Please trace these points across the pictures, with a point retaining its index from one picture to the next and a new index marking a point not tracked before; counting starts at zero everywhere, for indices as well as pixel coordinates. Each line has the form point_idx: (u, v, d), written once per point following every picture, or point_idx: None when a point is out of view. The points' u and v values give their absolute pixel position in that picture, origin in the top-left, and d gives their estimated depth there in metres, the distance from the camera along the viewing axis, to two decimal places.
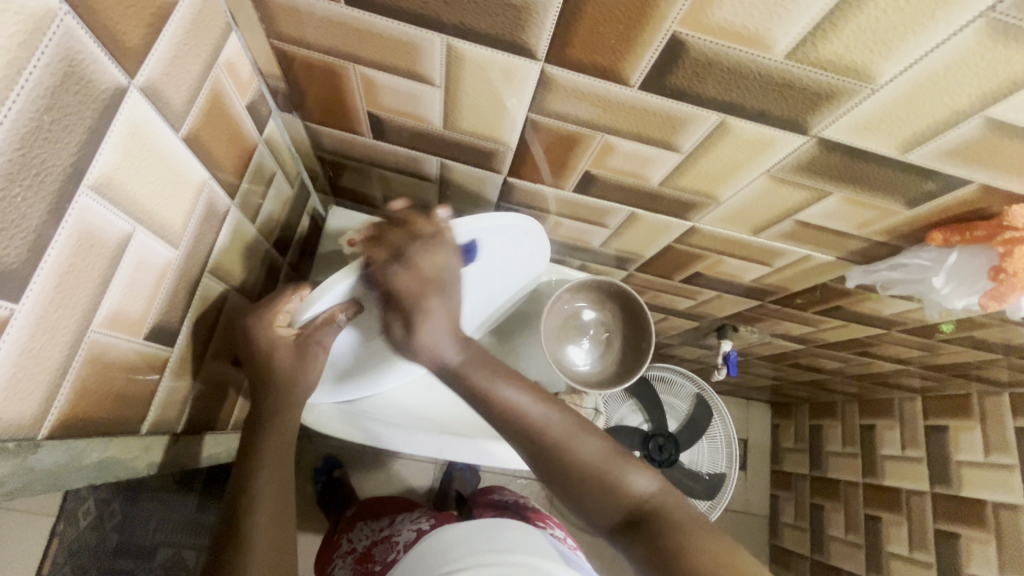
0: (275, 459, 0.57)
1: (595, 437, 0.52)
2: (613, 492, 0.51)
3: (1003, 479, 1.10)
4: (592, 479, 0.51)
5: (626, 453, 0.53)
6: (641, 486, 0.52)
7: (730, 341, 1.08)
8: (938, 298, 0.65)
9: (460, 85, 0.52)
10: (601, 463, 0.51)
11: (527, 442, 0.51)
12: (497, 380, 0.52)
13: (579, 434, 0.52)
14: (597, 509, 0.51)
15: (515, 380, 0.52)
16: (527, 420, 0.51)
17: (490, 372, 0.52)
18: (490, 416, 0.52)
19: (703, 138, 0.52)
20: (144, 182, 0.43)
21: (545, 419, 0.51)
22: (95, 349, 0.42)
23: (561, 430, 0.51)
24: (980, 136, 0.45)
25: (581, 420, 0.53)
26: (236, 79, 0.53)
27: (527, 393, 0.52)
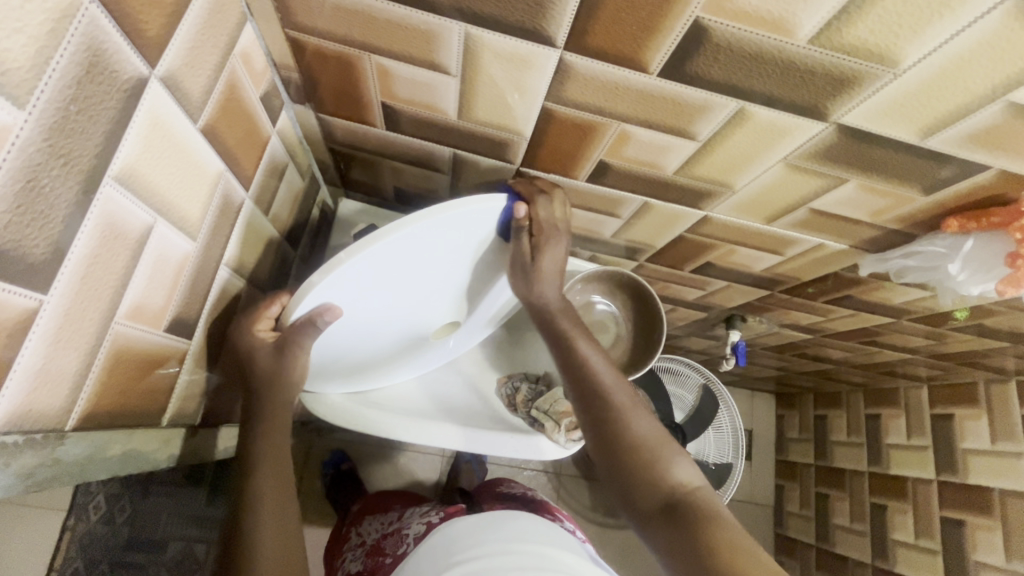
0: (274, 459, 0.57)
1: (650, 419, 0.61)
2: (654, 467, 0.58)
3: (1008, 466, 1.10)
4: (640, 449, 0.59)
5: (675, 445, 0.60)
6: (680, 477, 0.58)
7: (738, 331, 1.09)
8: (953, 285, 0.65)
9: (476, 75, 0.51)
10: (651, 440, 0.60)
11: (592, 399, 0.63)
12: (581, 341, 0.66)
13: (638, 411, 0.62)
14: (636, 484, 0.58)
15: (596, 347, 0.66)
16: (596, 379, 0.63)
17: (577, 331, 0.66)
18: (568, 370, 0.65)
19: (720, 126, 0.52)
20: (165, 174, 0.43)
21: (613, 386, 0.63)
22: (119, 341, 0.42)
23: (622, 401, 0.62)
24: (1001, 120, 0.45)
25: (642, 403, 0.63)
26: (251, 70, 0.53)
27: (603, 361, 0.65)
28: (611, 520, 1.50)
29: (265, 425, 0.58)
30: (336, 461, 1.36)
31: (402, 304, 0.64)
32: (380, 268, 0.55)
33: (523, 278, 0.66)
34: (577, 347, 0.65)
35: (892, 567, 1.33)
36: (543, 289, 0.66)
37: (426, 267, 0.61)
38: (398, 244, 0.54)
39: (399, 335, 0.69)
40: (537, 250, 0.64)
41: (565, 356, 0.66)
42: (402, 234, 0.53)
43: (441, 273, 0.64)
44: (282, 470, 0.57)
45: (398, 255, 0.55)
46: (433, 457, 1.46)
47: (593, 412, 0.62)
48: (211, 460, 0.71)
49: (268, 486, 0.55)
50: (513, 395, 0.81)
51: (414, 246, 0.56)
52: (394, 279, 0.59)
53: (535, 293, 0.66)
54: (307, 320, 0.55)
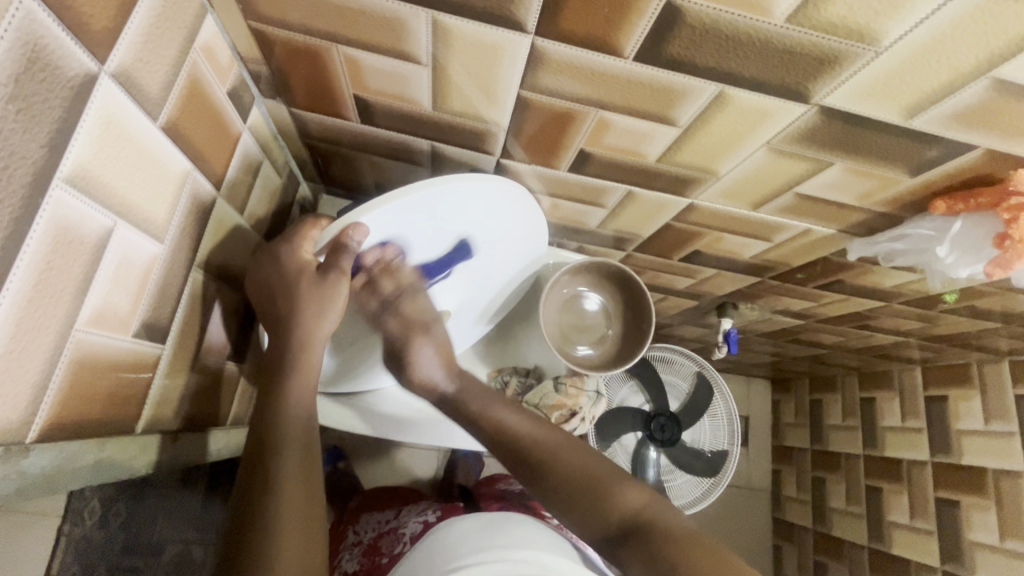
0: (298, 450, 0.54)
1: (583, 457, 0.59)
2: (604, 505, 0.56)
3: (1002, 446, 1.11)
4: (584, 490, 0.57)
5: (618, 471, 0.59)
6: (634, 502, 0.56)
7: (730, 319, 1.08)
8: (942, 268, 0.64)
9: (449, 64, 0.50)
10: (591, 474, 0.58)
11: (519, 460, 0.59)
12: (491, 404, 0.64)
13: (568, 450, 0.59)
14: (587, 524, 0.56)
15: (508, 405, 0.64)
16: (518, 438, 0.60)
17: (484, 398, 0.65)
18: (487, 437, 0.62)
19: (702, 110, 0.50)
20: (123, 174, 0.41)
21: (540, 437, 0.61)
22: (82, 348, 0.41)
23: (550, 449, 0.59)
24: (986, 98, 0.44)
25: (570, 442, 0.60)
26: (214, 64, 0.51)
27: (520, 416, 0.62)
28: None
29: (280, 413, 0.55)
30: (331, 460, 1.35)
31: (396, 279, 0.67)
32: (402, 223, 0.59)
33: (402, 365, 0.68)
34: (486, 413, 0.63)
35: (888, 549, 1.33)
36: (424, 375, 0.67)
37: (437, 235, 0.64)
38: (415, 207, 0.58)
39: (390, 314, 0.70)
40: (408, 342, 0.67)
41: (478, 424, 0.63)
42: (427, 193, 0.57)
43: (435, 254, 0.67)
44: (307, 465, 0.53)
45: (423, 212, 0.59)
46: (429, 453, 1.46)
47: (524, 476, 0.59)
48: (202, 462, 0.69)
49: (289, 482, 0.51)
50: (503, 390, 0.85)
51: (435, 209, 0.60)
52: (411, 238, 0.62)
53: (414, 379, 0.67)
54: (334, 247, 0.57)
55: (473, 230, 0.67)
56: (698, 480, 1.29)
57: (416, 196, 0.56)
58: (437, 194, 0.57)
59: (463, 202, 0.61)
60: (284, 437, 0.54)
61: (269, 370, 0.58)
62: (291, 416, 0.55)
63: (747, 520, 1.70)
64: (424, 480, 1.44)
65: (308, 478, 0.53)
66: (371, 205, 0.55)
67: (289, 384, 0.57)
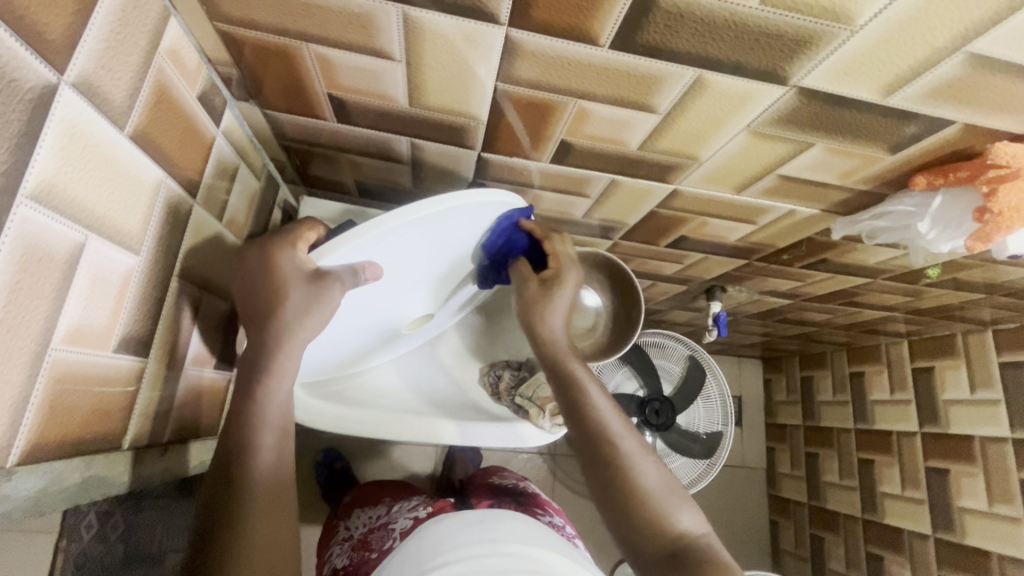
0: (267, 485, 0.53)
1: (653, 465, 0.63)
2: (658, 519, 0.60)
3: (989, 414, 1.13)
4: (644, 497, 0.61)
5: (678, 493, 0.63)
6: (684, 525, 0.60)
7: (718, 302, 1.09)
8: (924, 243, 0.64)
9: (424, 58, 0.49)
10: (660, 487, 0.62)
11: (598, 443, 0.63)
12: (589, 382, 0.67)
13: (645, 458, 0.63)
14: (642, 531, 0.60)
15: (603, 390, 0.67)
16: (604, 424, 0.64)
17: (583, 371, 0.67)
18: (576, 410, 0.65)
19: (680, 96, 0.50)
20: (90, 187, 0.40)
21: (622, 434, 0.64)
22: (59, 366, 0.40)
23: (628, 448, 0.63)
24: (961, 73, 0.44)
25: (646, 448, 0.64)
26: (181, 68, 0.50)
27: (611, 403, 0.66)
28: None
29: (253, 448, 0.53)
30: (329, 460, 1.36)
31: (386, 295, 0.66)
32: (405, 237, 0.58)
33: (528, 307, 0.70)
34: (583, 392, 0.66)
35: (881, 519, 1.36)
36: (552, 322, 0.69)
37: (436, 244, 0.64)
38: (413, 225, 0.56)
39: (373, 320, 0.70)
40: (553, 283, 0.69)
41: (574, 401, 0.66)
42: (439, 210, 0.56)
43: (426, 264, 0.67)
44: (282, 502, 0.53)
45: (433, 226, 0.59)
46: (426, 449, 1.47)
47: (598, 458, 0.63)
48: (185, 476, 0.68)
49: (262, 523, 0.51)
50: (496, 384, 0.87)
51: (441, 223, 0.59)
52: (413, 250, 0.61)
53: (545, 324, 0.69)
54: (348, 269, 0.55)
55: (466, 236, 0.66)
56: (693, 462, 1.30)
57: (437, 209, 0.56)
58: (450, 210, 0.57)
59: (463, 212, 0.60)
60: (256, 473, 0.52)
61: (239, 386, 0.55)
62: (265, 438, 0.53)
63: (743, 498, 1.73)
64: (422, 476, 1.45)
65: (282, 511, 0.53)
66: (393, 215, 0.54)
67: (269, 402, 0.54)
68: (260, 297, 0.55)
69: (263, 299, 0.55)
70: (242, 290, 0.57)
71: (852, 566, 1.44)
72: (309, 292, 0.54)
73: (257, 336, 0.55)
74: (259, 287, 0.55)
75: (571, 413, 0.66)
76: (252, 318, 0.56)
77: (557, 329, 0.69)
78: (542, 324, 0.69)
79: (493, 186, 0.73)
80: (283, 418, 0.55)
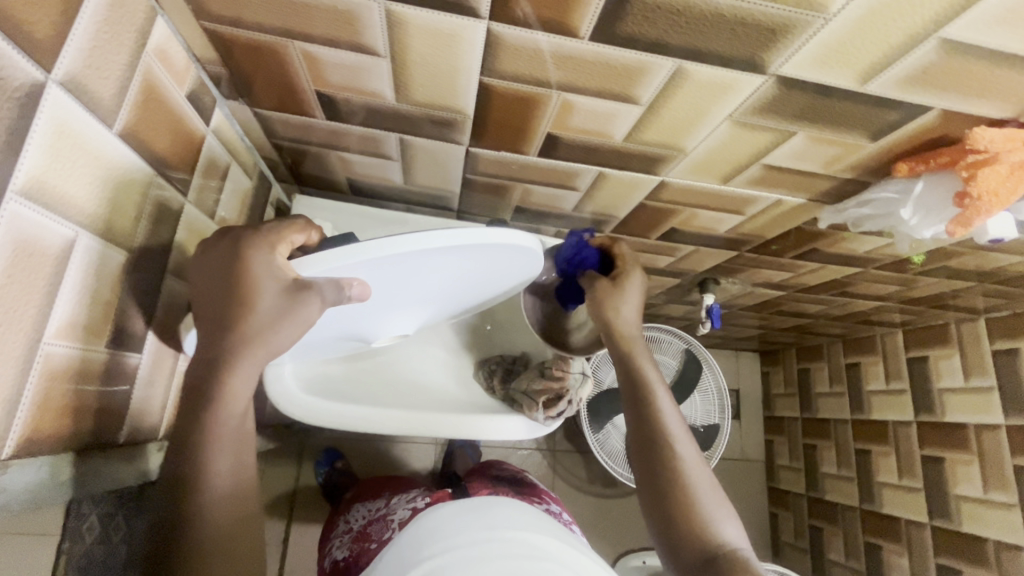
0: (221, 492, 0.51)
1: (706, 475, 0.65)
2: (705, 526, 0.61)
3: (982, 402, 1.14)
4: (692, 502, 0.62)
5: (726, 507, 0.64)
6: (727, 538, 0.61)
7: (712, 294, 1.10)
8: (907, 230, 0.64)
9: (409, 53, 0.49)
10: (706, 495, 0.63)
11: (656, 442, 0.66)
12: (657, 384, 0.69)
13: (699, 467, 0.65)
14: (682, 533, 0.61)
15: (669, 395, 0.69)
16: (666, 425, 0.66)
17: (654, 373, 0.70)
18: (641, 406, 0.68)
19: (662, 87, 0.50)
20: (79, 183, 0.41)
21: (681, 439, 0.66)
22: (52, 361, 0.41)
23: (685, 454, 0.65)
24: (936, 59, 0.44)
25: (701, 458, 0.66)
26: (169, 67, 0.51)
27: (675, 408, 0.69)
28: (596, 489, 1.62)
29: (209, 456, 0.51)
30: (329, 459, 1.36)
31: (369, 311, 0.63)
32: (406, 264, 0.54)
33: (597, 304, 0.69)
34: (649, 392, 0.68)
35: (878, 509, 1.37)
36: (624, 314, 0.69)
37: (436, 272, 0.60)
38: (420, 254, 0.52)
39: (352, 327, 0.67)
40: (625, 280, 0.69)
41: (636, 397, 0.69)
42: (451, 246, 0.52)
43: (420, 287, 0.63)
44: (243, 504, 0.53)
45: (431, 258, 0.54)
46: (426, 447, 1.47)
47: (654, 455, 0.65)
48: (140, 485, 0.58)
49: (217, 531, 0.50)
50: (490, 378, 0.87)
51: (449, 256, 0.55)
52: (408, 276, 0.58)
53: (617, 315, 0.68)
54: (331, 281, 0.51)
55: (470, 268, 0.62)
56: None
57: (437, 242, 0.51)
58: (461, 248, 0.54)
59: (475, 251, 0.56)
60: (213, 481, 0.51)
61: (189, 391, 0.51)
62: (220, 439, 0.51)
63: (742, 491, 1.74)
64: (423, 474, 1.46)
65: (242, 516, 0.52)
66: (394, 240, 0.50)
67: (230, 409, 0.52)
68: (226, 299, 0.51)
69: (230, 303, 0.51)
70: (202, 287, 0.52)
71: (851, 556, 1.45)
72: (284, 304, 0.50)
73: (218, 342, 0.51)
74: (222, 287, 0.51)
75: (636, 408, 0.68)
76: (213, 319, 0.52)
77: (632, 321, 0.70)
78: (616, 316, 0.68)
79: (483, 181, 0.74)
80: (242, 422, 0.53)
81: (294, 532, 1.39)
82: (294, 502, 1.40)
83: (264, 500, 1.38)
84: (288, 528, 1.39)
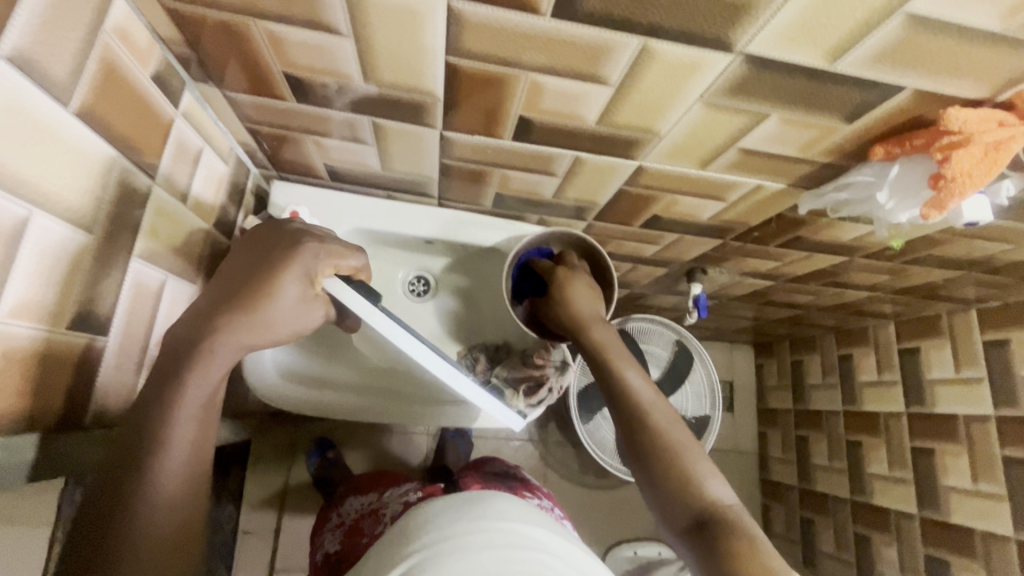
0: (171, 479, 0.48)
1: (687, 437, 0.63)
2: (691, 488, 0.60)
3: (972, 393, 1.13)
4: (675, 467, 0.61)
5: (711, 464, 0.63)
6: (716, 495, 0.60)
7: (699, 284, 1.09)
8: (884, 215, 0.64)
9: (371, 32, 0.49)
10: (691, 454, 0.62)
11: (629, 416, 0.65)
12: (623, 362, 0.68)
13: (677, 431, 0.64)
14: (671, 500, 0.60)
15: (638, 368, 0.68)
16: (636, 397, 0.66)
17: (619, 353, 0.69)
18: (609, 383, 0.68)
19: (629, 67, 0.50)
20: (32, 162, 0.41)
21: (654, 407, 0.65)
22: (6, 340, 0.41)
23: (660, 420, 0.64)
24: (903, 36, 0.43)
25: (679, 422, 0.65)
26: (131, 46, 0.50)
27: (645, 379, 0.67)
28: (589, 481, 1.62)
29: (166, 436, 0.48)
30: (321, 449, 1.37)
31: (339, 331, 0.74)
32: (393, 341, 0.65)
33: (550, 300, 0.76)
34: (618, 371, 0.67)
35: (869, 500, 1.37)
36: (578, 304, 0.73)
37: None
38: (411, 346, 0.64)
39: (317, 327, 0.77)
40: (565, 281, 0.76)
41: (604, 378, 0.68)
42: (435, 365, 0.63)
43: None
44: (191, 506, 0.49)
45: None
46: (417, 438, 1.47)
47: (629, 429, 0.64)
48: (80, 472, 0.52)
49: (162, 526, 0.46)
50: (473, 365, 0.87)
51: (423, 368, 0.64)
52: None
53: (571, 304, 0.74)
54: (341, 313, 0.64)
55: None
56: None
57: (417, 352, 0.62)
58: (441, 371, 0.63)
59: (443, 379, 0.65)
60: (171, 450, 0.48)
61: (179, 352, 0.51)
62: (190, 408, 0.50)
63: (736, 483, 1.74)
64: (413, 464, 1.46)
65: (191, 500, 0.49)
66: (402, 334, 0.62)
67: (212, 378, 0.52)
68: (247, 284, 0.57)
69: (249, 285, 0.56)
70: (232, 265, 0.59)
71: (841, 548, 1.45)
72: (297, 305, 0.59)
73: (223, 312, 0.54)
74: (249, 274, 0.57)
75: (606, 388, 0.68)
76: (221, 297, 0.56)
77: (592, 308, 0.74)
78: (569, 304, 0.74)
79: (460, 167, 0.74)
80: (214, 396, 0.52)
81: (285, 522, 1.39)
82: (285, 492, 1.40)
83: (256, 491, 1.39)
84: (280, 519, 1.39)
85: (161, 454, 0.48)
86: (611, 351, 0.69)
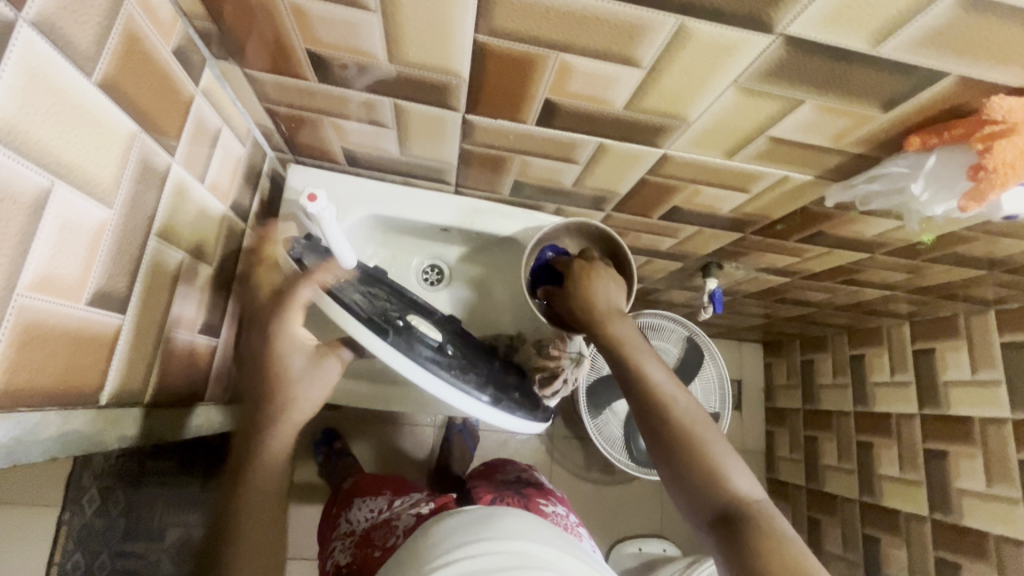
0: (259, 562, 0.55)
1: (710, 430, 0.61)
2: (716, 482, 0.58)
3: (989, 395, 1.11)
4: (698, 461, 0.59)
5: (733, 455, 0.61)
6: (741, 488, 0.58)
7: (714, 279, 1.08)
8: (917, 207, 0.62)
9: (399, 9, 0.48)
10: (716, 445, 0.60)
11: (649, 408, 0.63)
12: (644, 353, 0.65)
13: (700, 423, 0.61)
14: (695, 494, 0.59)
15: (657, 359, 0.66)
16: (655, 390, 0.63)
17: (643, 346, 0.66)
18: (627, 375, 0.65)
19: (664, 47, 0.48)
20: (54, 131, 0.40)
21: (675, 399, 0.63)
22: (27, 315, 0.40)
23: (681, 413, 0.62)
24: (953, 18, 0.42)
25: (702, 413, 0.63)
26: (154, 19, 0.49)
27: (664, 370, 0.65)
28: (594, 476, 1.61)
29: (248, 519, 0.56)
30: (328, 440, 1.37)
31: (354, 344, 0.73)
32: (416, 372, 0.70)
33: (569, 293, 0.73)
34: (640, 364, 0.64)
35: (879, 501, 1.35)
36: (597, 297, 0.70)
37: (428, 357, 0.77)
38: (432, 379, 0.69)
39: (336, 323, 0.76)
40: (585, 274, 0.73)
41: (624, 371, 0.65)
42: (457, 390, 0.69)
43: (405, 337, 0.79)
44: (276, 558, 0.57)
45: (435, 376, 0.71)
46: (424, 430, 1.47)
47: (650, 422, 0.63)
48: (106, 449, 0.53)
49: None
50: None
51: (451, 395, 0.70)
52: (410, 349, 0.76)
53: (588, 298, 0.71)
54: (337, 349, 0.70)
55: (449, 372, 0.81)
56: None
57: (448, 393, 0.69)
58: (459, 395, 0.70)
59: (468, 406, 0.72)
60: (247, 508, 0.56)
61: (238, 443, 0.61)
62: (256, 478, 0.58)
63: None
64: (420, 457, 1.45)
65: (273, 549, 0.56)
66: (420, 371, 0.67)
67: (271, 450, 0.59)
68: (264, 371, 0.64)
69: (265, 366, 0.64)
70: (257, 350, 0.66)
71: (848, 549, 1.44)
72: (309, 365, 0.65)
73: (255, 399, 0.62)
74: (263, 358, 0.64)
75: (622, 380, 0.66)
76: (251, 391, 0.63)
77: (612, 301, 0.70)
78: (591, 295, 0.71)
79: (480, 153, 0.72)
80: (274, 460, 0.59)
81: (291, 512, 1.39)
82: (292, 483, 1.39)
83: None
84: None
85: (244, 530, 0.55)
86: (632, 344, 0.66)
